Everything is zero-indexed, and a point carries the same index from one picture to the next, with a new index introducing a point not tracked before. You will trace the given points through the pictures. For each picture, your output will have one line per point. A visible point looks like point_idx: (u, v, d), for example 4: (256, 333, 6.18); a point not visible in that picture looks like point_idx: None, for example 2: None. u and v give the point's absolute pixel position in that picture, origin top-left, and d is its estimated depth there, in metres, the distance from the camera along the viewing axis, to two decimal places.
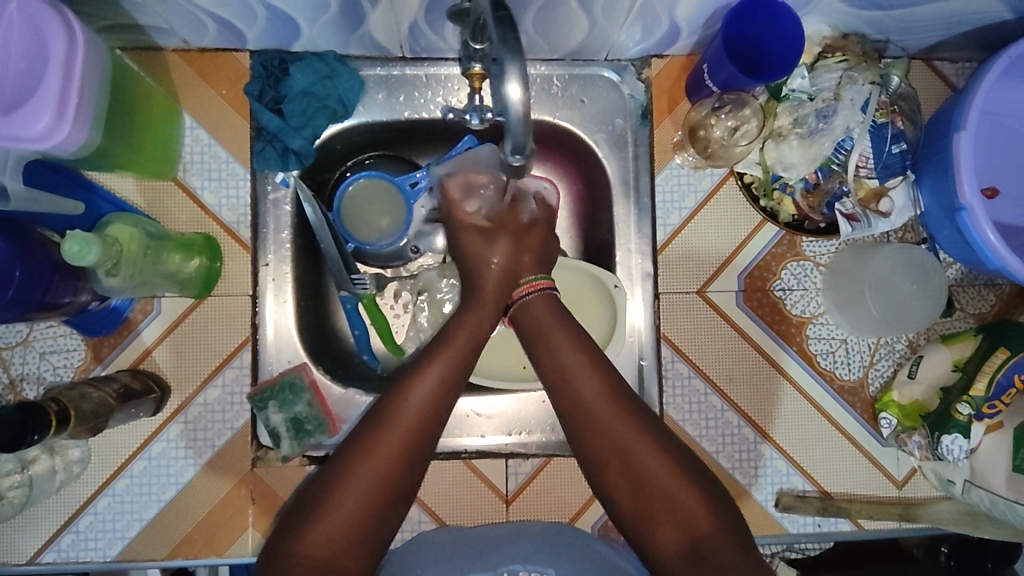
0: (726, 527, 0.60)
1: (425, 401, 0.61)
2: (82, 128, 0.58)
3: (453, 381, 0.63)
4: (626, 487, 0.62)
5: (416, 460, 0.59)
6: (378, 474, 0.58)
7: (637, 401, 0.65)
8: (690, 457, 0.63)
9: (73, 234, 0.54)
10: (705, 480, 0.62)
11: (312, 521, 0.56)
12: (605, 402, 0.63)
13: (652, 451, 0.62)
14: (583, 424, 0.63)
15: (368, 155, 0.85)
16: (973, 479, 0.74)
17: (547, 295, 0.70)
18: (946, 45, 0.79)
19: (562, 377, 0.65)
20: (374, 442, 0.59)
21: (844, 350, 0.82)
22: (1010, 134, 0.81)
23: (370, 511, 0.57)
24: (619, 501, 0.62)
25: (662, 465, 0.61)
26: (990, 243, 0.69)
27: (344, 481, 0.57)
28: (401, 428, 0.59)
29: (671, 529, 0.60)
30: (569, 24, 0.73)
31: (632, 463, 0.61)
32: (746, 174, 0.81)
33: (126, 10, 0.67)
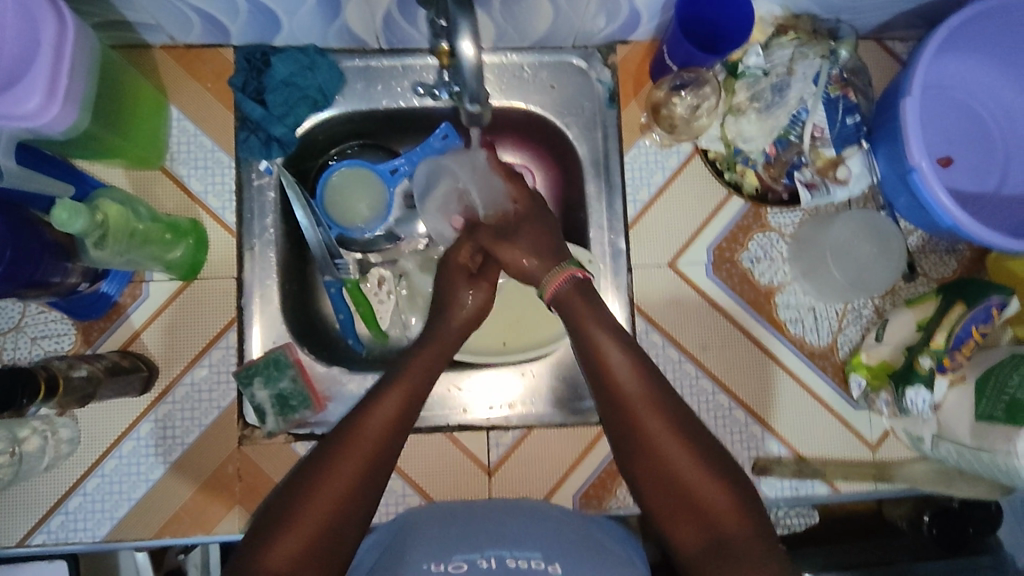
0: (751, 527, 0.60)
1: (381, 427, 0.61)
2: (71, 110, 0.62)
3: (410, 409, 0.64)
4: (658, 481, 0.62)
5: (368, 490, 0.59)
6: (331, 501, 0.57)
7: (674, 397, 0.64)
8: (720, 453, 0.62)
9: (62, 202, 0.58)
10: (732, 476, 0.61)
11: (264, 553, 0.55)
12: (641, 394, 0.63)
13: (684, 447, 0.61)
14: (622, 415, 0.63)
15: (350, 144, 0.89)
16: (940, 432, 0.77)
17: (580, 284, 0.71)
18: (894, 24, 0.83)
19: (601, 370, 0.66)
20: (330, 471, 0.58)
21: (813, 317, 0.85)
22: (957, 106, 0.84)
23: (321, 542, 0.56)
24: (650, 496, 0.62)
25: (691, 461, 0.61)
26: (942, 203, 0.72)
27: (301, 512, 0.57)
28: (356, 455, 0.59)
29: (695, 524, 0.60)
30: (535, 12, 0.77)
31: (663, 457, 0.61)
32: (710, 150, 0.84)
33: (114, 4, 0.70)
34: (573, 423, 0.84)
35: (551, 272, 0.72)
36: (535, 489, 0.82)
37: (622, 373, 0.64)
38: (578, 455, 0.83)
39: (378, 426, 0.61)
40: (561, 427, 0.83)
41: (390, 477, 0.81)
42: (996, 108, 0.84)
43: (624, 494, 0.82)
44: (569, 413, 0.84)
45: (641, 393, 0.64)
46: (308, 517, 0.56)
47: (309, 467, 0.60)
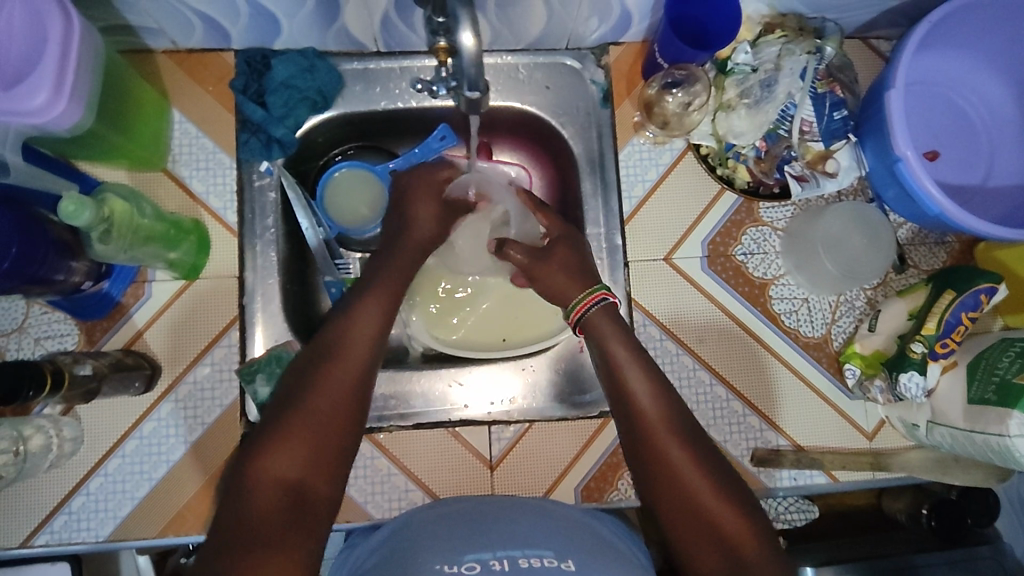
0: (767, 549, 0.60)
1: (370, 329, 0.63)
2: (77, 107, 0.63)
3: (392, 307, 0.66)
4: (680, 511, 0.61)
5: (366, 389, 0.61)
6: (335, 398, 0.59)
7: (697, 429, 0.65)
8: (738, 483, 0.63)
9: (69, 195, 0.59)
10: (750, 504, 0.62)
11: (270, 453, 0.55)
12: (667, 427, 0.64)
13: (707, 478, 0.62)
14: (647, 446, 0.63)
15: (348, 147, 0.91)
16: (934, 418, 0.78)
17: (606, 306, 0.71)
18: (878, 22, 0.86)
19: (626, 401, 0.65)
20: (329, 371, 0.60)
21: (807, 308, 0.86)
22: (941, 101, 0.87)
23: (328, 438, 0.57)
24: (671, 525, 0.62)
25: (714, 491, 0.61)
26: (928, 192, 0.74)
27: (304, 406, 0.58)
28: (353, 355, 0.61)
29: (716, 555, 0.60)
30: (530, 13, 0.79)
31: (686, 486, 0.61)
32: (702, 145, 0.87)
33: (117, 7, 0.72)
34: (573, 416, 0.85)
35: (577, 296, 0.72)
36: (536, 483, 0.83)
37: (648, 405, 0.65)
38: (579, 448, 0.83)
39: (367, 325, 0.63)
40: (562, 421, 0.84)
41: (392, 473, 0.82)
42: (979, 103, 0.86)
43: (625, 487, 0.83)
44: (569, 407, 0.85)
45: (660, 420, 0.64)
46: (313, 415, 0.57)
47: (300, 368, 0.61)
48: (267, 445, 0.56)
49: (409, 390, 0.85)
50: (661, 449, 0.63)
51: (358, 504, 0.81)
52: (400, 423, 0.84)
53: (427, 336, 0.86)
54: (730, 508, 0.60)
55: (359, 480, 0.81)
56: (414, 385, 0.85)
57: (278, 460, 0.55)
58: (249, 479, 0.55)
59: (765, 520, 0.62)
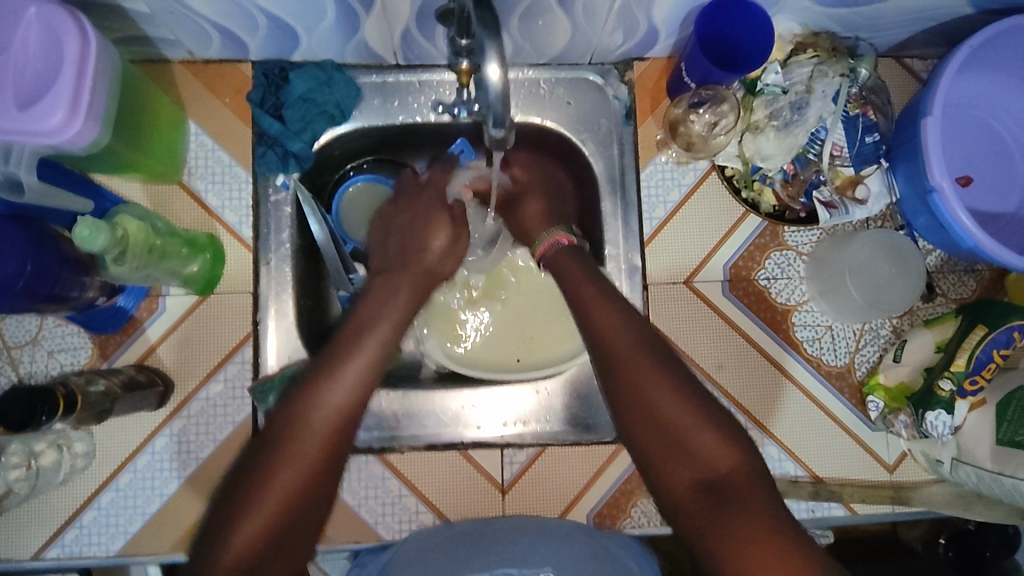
0: (755, 477, 0.55)
1: (346, 400, 0.60)
2: (93, 125, 0.62)
3: (372, 378, 0.63)
4: (644, 419, 0.58)
5: (333, 463, 0.58)
6: (301, 475, 0.56)
7: (660, 339, 0.63)
8: (709, 398, 0.59)
9: (83, 220, 0.58)
10: (726, 422, 0.58)
11: (229, 533, 0.53)
12: (626, 337, 0.62)
13: (671, 386, 0.59)
14: (608, 361, 0.62)
15: (364, 160, 0.90)
16: (960, 455, 0.76)
17: (570, 248, 0.75)
18: (912, 43, 0.83)
19: (586, 317, 0.66)
20: (299, 442, 0.57)
21: (830, 336, 0.84)
22: (976, 125, 0.84)
23: (290, 515, 0.55)
24: (648, 448, 0.58)
25: (679, 402, 0.58)
26: (962, 223, 0.72)
27: (272, 482, 0.55)
28: (323, 430, 0.58)
29: (678, 459, 0.56)
30: (553, 29, 0.77)
31: (648, 395, 0.59)
32: (727, 167, 0.84)
33: (134, 20, 0.71)
34: (586, 441, 0.83)
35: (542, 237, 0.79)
36: (548, 508, 0.82)
37: (603, 315, 0.64)
38: (591, 475, 0.82)
39: (343, 395, 0.60)
40: (576, 447, 0.83)
41: (403, 494, 0.81)
42: (1016, 128, 0.83)
43: (638, 514, 0.82)
44: (583, 431, 0.83)
45: (622, 338, 0.62)
46: (276, 494, 0.55)
47: (264, 442, 0.58)
48: (232, 522, 0.53)
49: (420, 409, 0.83)
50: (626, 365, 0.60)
51: (369, 524, 0.80)
52: (410, 442, 0.82)
53: (441, 353, 0.85)
54: (694, 416, 0.57)
55: (370, 500, 0.81)
56: (424, 404, 0.83)
57: (239, 537, 0.53)
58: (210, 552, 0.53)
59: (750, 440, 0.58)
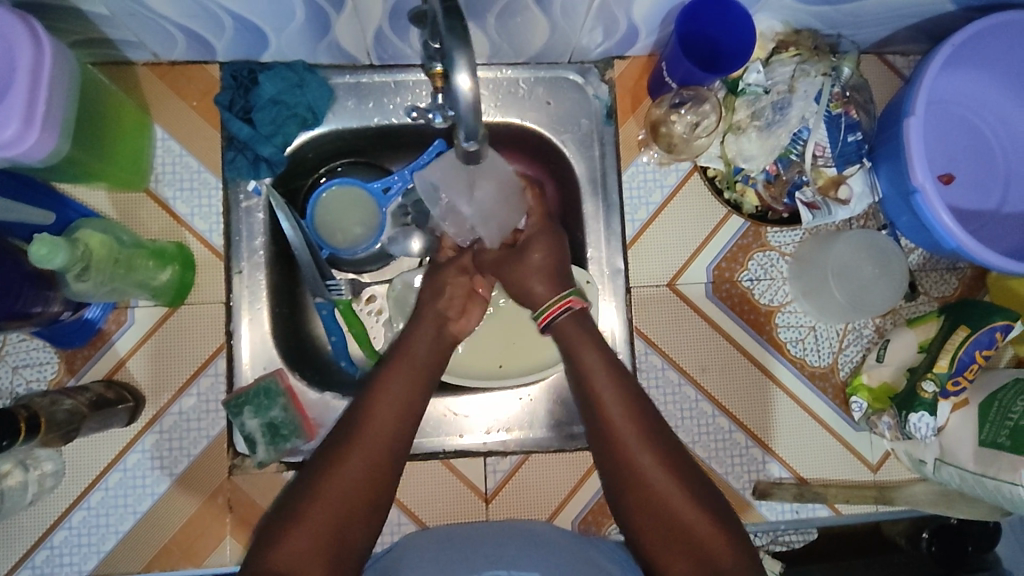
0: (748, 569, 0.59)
1: (390, 415, 0.62)
2: (50, 136, 0.60)
3: (417, 392, 0.65)
4: (654, 522, 0.60)
5: (379, 476, 0.60)
6: (354, 478, 0.59)
7: (669, 434, 0.63)
8: (710, 489, 0.62)
9: (41, 237, 0.56)
10: (725, 511, 0.61)
11: (280, 540, 0.56)
12: (638, 435, 0.62)
13: (680, 488, 0.60)
14: (609, 446, 0.62)
15: (338, 164, 0.87)
16: (943, 456, 0.77)
17: (577, 313, 0.69)
18: (894, 39, 0.82)
19: (595, 406, 0.64)
20: (342, 457, 0.60)
21: (813, 337, 0.84)
22: (959, 122, 0.83)
23: (337, 526, 0.57)
24: (652, 548, 0.60)
25: (684, 497, 0.60)
26: (944, 224, 0.71)
27: (324, 486, 0.58)
28: (367, 441, 0.61)
29: (686, 558, 0.59)
30: (531, 28, 0.74)
31: (654, 489, 0.60)
32: (709, 168, 0.83)
33: (94, 22, 0.67)
34: (571, 448, 0.82)
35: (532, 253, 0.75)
36: (532, 515, 0.81)
37: (614, 407, 0.63)
38: (575, 481, 0.82)
39: (389, 407, 0.63)
40: (560, 453, 0.82)
41: None
42: (998, 125, 0.83)
43: None
44: (567, 438, 0.82)
45: (629, 422, 0.62)
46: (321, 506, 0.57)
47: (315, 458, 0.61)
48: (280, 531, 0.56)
49: None
50: (630, 454, 0.61)
51: None
52: None
53: None
54: (699, 511, 0.59)
55: None
56: None
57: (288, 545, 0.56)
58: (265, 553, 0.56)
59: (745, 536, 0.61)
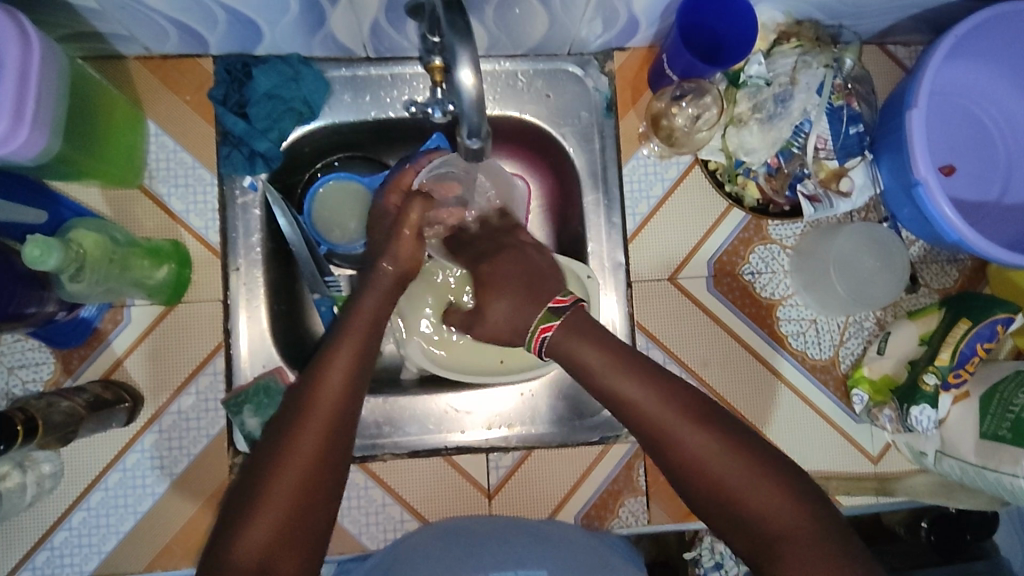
0: (821, 528, 0.53)
1: (335, 395, 0.58)
2: (40, 134, 0.59)
3: (363, 364, 0.61)
4: (717, 508, 0.56)
5: (327, 464, 0.56)
6: (302, 465, 0.55)
7: (704, 402, 0.59)
8: (761, 446, 0.57)
9: (33, 239, 0.55)
10: (778, 468, 0.56)
11: (246, 525, 0.52)
12: (667, 408, 0.58)
13: (725, 453, 0.56)
14: (650, 435, 0.59)
15: (336, 157, 0.85)
16: (943, 448, 0.77)
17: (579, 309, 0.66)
18: (895, 30, 0.81)
19: (616, 397, 0.60)
20: (294, 435, 0.56)
21: (815, 329, 0.84)
22: (960, 113, 0.83)
23: (293, 514, 0.53)
24: (721, 529, 0.56)
25: (728, 463, 0.56)
26: (946, 216, 0.71)
27: (273, 477, 0.54)
28: (316, 417, 0.57)
29: (756, 538, 0.54)
30: (530, 19, 0.73)
31: (698, 464, 0.56)
32: (710, 161, 0.82)
33: (83, 16, 0.66)
34: (572, 443, 0.82)
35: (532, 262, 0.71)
36: (535, 510, 0.81)
37: (639, 391, 0.60)
38: (577, 477, 0.81)
39: (334, 385, 0.59)
40: (560, 448, 0.82)
41: (387, 503, 0.80)
42: (998, 115, 0.83)
43: (626, 514, 0.81)
44: (568, 432, 0.82)
45: (658, 402, 0.59)
46: (278, 491, 0.53)
47: (262, 450, 0.56)
48: (245, 513, 0.53)
49: (402, 415, 0.81)
50: (669, 432, 0.57)
51: (352, 534, 0.79)
52: (392, 449, 0.80)
53: (422, 357, 0.80)
54: (748, 473, 0.55)
55: (353, 511, 0.79)
56: (406, 410, 0.81)
57: (256, 531, 0.52)
58: (223, 554, 0.52)
59: (813, 488, 0.55)
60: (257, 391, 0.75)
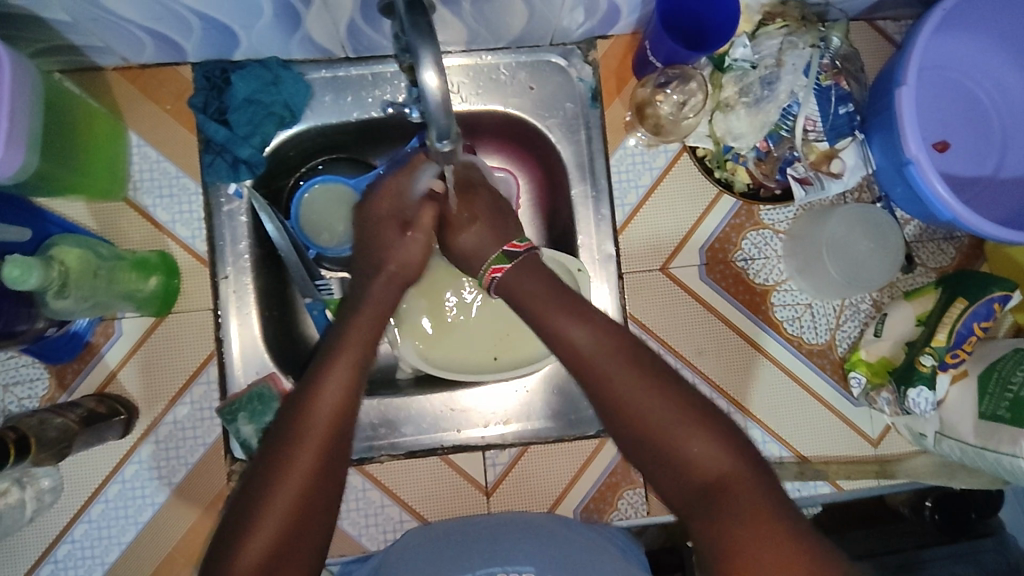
0: (762, 478, 0.52)
1: (327, 419, 0.56)
2: (16, 152, 0.58)
3: (360, 380, 0.59)
4: (642, 448, 0.54)
5: (319, 490, 0.54)
6: (294, 493, 0.53)
7: (638, 343, 0.57)
8: (698, 391, 0.55)
9: (12, 259, 0.55)
10: (710, 412, 0.54)
11: (239, 549, 0.51)
12: (602, 346, 0.56)
13: (655, 393, 0.54)
14: (580, 369, 0.56)
15: (319, 161, 0.84)
16: (943, 429, 0.76)
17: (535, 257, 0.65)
18: (884, 5, 0.80)
19: (551, 333, 0.58)
20: (292, 460, 0.54)
21: (810, 314, 0.83)
22: (952, 88, 0.81)
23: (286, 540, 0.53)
24: (647, 470, 0.55)
25: (657, 402, 0.53)
26: (939, 194, 0.70)
27: (266, 507, 0.53)
28: (313, 441, 0.55)
29: (683, 479, 0.52)
30: (508, 11, 0.72)
31: (630, 402, 0.54)
32: (698, 148, 0.82)
33: (57, 30, 0.66)
34: (569, 437, 0.82)
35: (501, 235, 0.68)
36: (534, 507, 0.81)
37: (574, 329, 0.57)
38: (575, 470, 0.81)
39: (329, 407, 0.56)
40: (557, 443, 0.82)
41: (386, 505, 0.80)
42: (991, 87, 0.81)
43: (625, 506, 0.81)
44: (564, 427, 0.82)
45: (593, 337, 0.56)
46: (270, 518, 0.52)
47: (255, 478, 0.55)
48: (234, 542, 0.52)
49: (398, 416, 0.81)
50: (603, 369, 0.55)
51: (353, 537, 0.79)
52: (390, 451, 0.80)
53: (414, 355, 0.79)
54: (681, 416, 0.53)
55: (351, 513, 0.79)
56: (402, 411, 0.81)
57: (247, 554, 0.52)
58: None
59: (744, 437, 0.54)
60: (254, 397, 0.75)
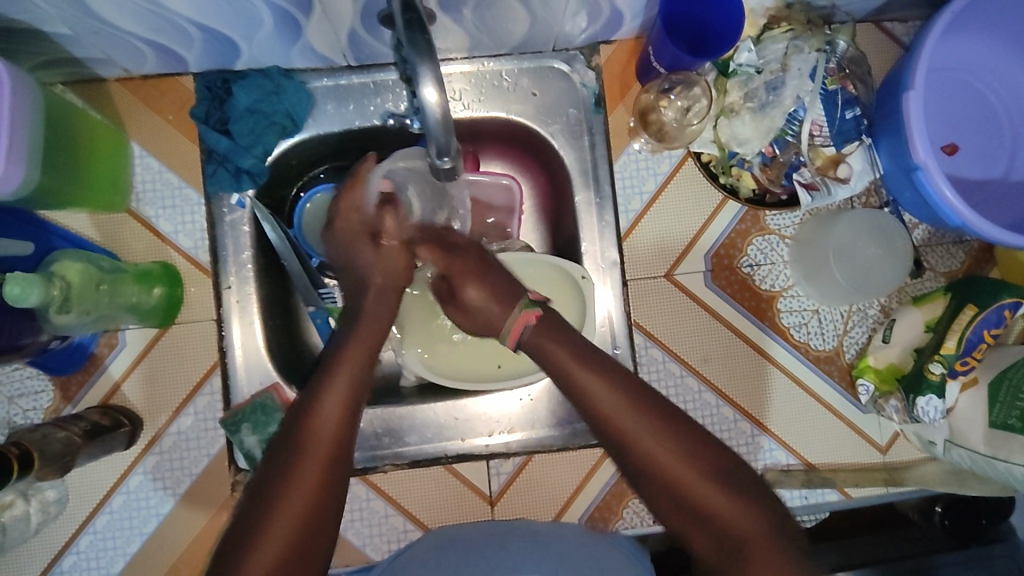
0: (783, 538, 0.53)
1: (331, 430, 0.57)
2: (16, 167, 0.58)
3: (359, 391, 0.60)
4: (670, 506, 0.56)
5: (325, 500, 0.55)
6: (299, 502, 0.54)
7: (663, 402, 0.58)
8: (719, 449, 0.57)
9: (12, 277, 0.55)
10: (734, 471, 0.56)
11: (245, 559, 0.52)
12: (629, 408, 0.57)
13: (682, 456, 0.55)
14: (609, 430, 0.57)
15: (320, 169, 0.84)
16: (952, 438, 0.75)
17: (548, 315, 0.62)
18: (891, 7, 0.79)
19: (577, 393, 0.58)
20: (293, 476, 0.55)
21: (818, 320, 0.82)
22: (961, 90, 0.80)
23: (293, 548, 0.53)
24: (674, 525, 0.56)
25: (685, 464, 0.55)
26: (947, 200, 0.69)
27: (273, 516, 0.53)
28: (316, 453, 0.56)
29: (710, 537, 0.55)
30: (510, 18, 0.71)
31: (660, 464, 0.55)
32: (703, 153, 0.81)
33: (58, 43, 0.65)
34: (574, 446, 0.81)
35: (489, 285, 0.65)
36: (538, 516, 0.81)
37: (600, 390, 0.58)
38: (581, 479, 0.81)
39: (330, 418, 0.58)
40: (562, 452, 0.81)
41: (390, 514, 0.80)
42: (1001, 88, 0.80)
43: (631, 515, 0.81)
44: (569, 436, 0.81)
45: (621, 400, 0.57)
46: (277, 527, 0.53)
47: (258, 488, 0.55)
48: (239, 553, 0.52)
49: (402, 426, 0.80)
50: (633, 431, 0.56)
51: (357, 546, 0.80)
52: (395, 459, 0.80)
53: (420, 365, 0.79)
54: (706, 478, 0.55)
55: (355, 522, 0.80)
56: (405, 420, 0.80)
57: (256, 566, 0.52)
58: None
59: (764, 490, 0.56)
60: (258, 407, 0.75)
